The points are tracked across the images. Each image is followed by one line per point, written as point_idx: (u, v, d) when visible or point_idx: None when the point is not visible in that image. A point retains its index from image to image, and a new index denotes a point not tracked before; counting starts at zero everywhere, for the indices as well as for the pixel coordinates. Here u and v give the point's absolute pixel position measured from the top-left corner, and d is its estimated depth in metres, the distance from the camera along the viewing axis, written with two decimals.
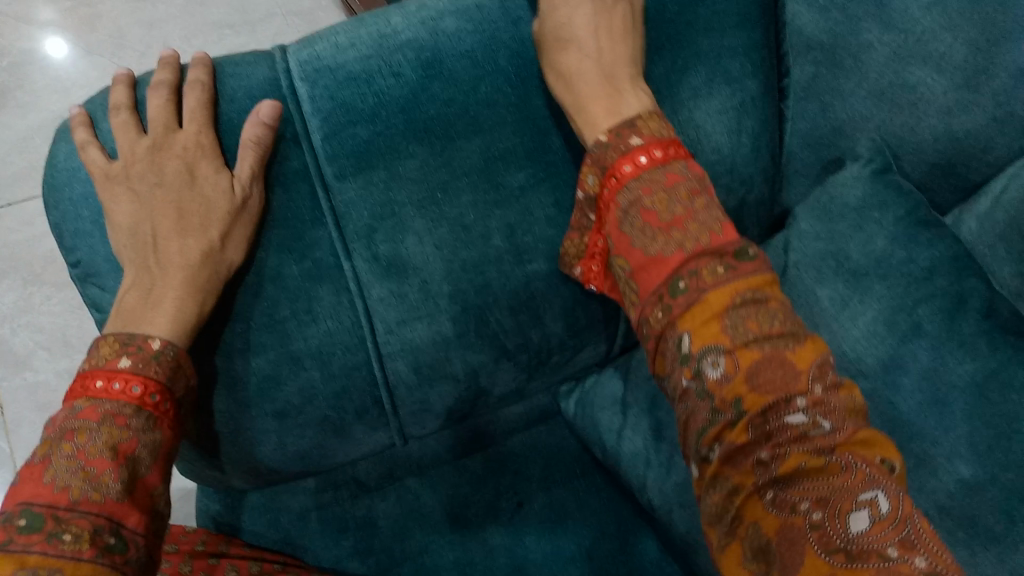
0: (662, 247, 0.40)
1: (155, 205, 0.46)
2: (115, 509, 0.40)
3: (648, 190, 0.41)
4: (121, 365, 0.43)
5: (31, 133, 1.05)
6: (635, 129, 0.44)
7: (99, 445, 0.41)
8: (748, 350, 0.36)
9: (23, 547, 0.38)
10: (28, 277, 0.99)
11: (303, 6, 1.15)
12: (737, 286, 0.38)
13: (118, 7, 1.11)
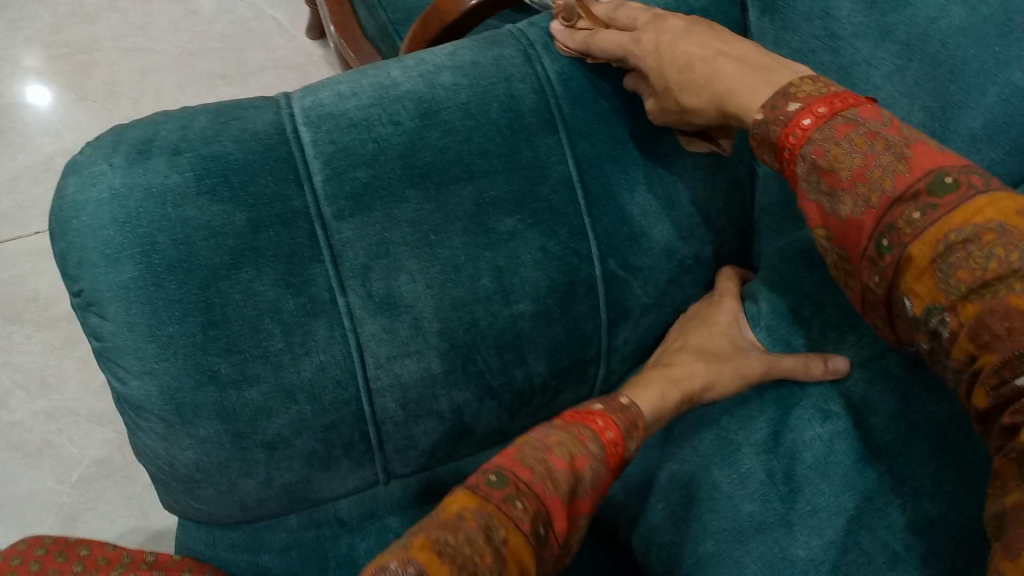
0: (852, 209, 0.41)
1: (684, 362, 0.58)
2: (555, 506, 0.43)
3: (821, 150, 0.42)
4: (601, 412, 0.50)
5: (20, 173, 1.07)
6: (789, 96, 0.45)
7: (563, 449, 0.46)
8: (968, 304, 0.36)
9: (482, 494, 0.43)
10: (10, 315, 0.99)
11: (294, 60, 1.18)
12: (940, 229, 0.37)
13: (114, 56, 1.14)
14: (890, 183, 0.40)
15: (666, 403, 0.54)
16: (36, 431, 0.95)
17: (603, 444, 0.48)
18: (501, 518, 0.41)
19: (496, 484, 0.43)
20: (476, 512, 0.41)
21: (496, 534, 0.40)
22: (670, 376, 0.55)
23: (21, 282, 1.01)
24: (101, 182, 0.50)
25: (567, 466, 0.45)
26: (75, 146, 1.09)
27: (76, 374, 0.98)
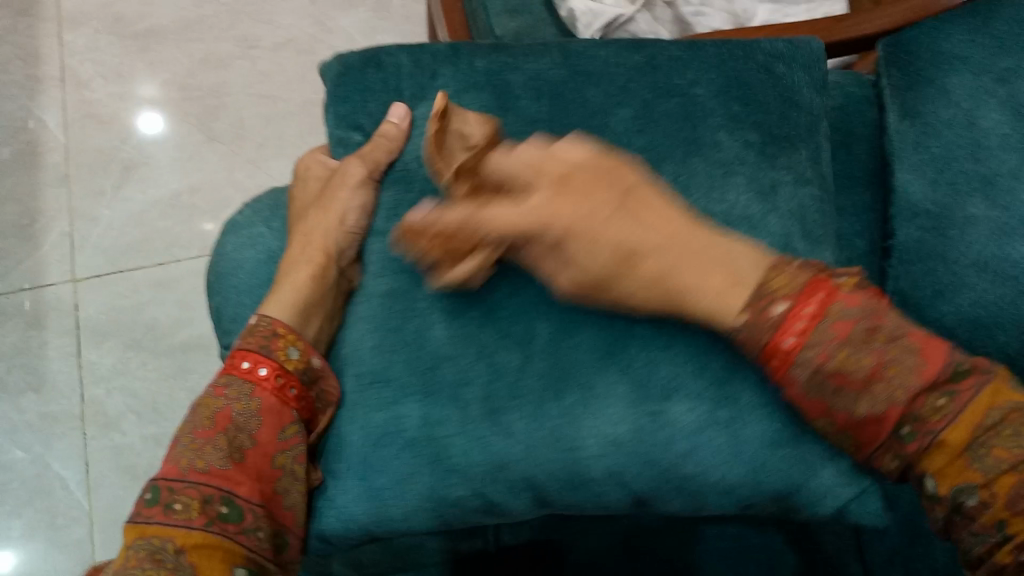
0: (870, 405, 0.48)
1: (312, 219, 0.64)
2: (223, 480, 0.51)
3: (840, 359, 0.48)
4: (249, 355, 0.56)
5: (148, 207, 1.13)
6: (771, 298, 0.50)
7: (198, 423, 0.53)
8: (1006, 477, 0.45)
9: (198, 448, 0.52)
10: (129, 341, 1.05)
11: None
12: (965, 412, 0.47)
13: (243, 101, 1.20)
14: (913, 376, 0.48)
15: (309, 297, 0.60)
16: (145, 455, 1.01)
17: (261, 373, 0.55)
18: (166, 531, 0.48)
19: (154, 499, 0.50)
20: (157, 520, 0.49)
21: (224, 510, 0.50)
22: (292, 256, 0.63)
23: (141, 311, 1.07)
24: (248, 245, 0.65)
25: (222, 419, 0.53)
26: (201, 184, 1.15)
27: (184, 405, 1.03)
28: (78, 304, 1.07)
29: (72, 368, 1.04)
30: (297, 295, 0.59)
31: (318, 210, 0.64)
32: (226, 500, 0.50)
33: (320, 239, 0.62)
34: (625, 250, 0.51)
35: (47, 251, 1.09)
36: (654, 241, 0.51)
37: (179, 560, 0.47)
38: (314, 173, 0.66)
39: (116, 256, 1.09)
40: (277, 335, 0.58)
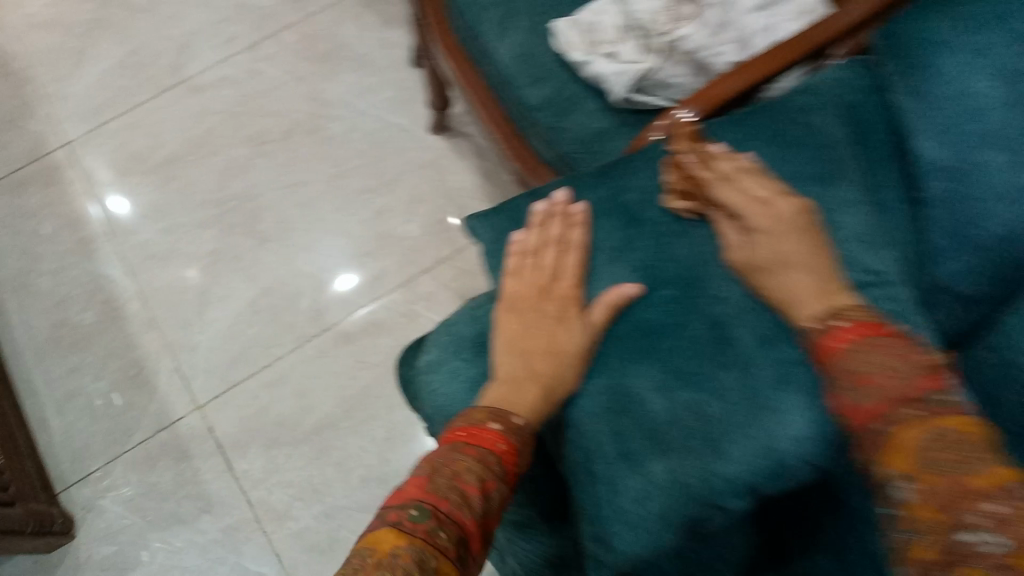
0: (856, 395, 0.51)
1: (535, 338, 0.63)
2: (473, 533, 0.54)
3: (859, 364, 0.52)
4: (493, 425, 0.58)
5: (235, 320, 1.23)
6: (840, 314, 0.55)
7: (475, 474, 0.56)
8: (961, 478, 0.45)
9: (453, 488, 0.55)
10: (268, 442, 1.17)
11: (426, 157, 1.32)
12: (934, 423, 0.48)
13: (275, 196, 1.30)
14: (912, 383, 0.50)
15: (536, 403, 0.60)
16: (322, 530, 1.11)
17: (505, 446, 0.57)
18: (426, 546, 0.50)
19: (418, 518, 0.52)
20: (421, 540, 0.50)
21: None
22: (509, 346, 0.64)
23: (268, 411, 1.18)
24: (431, 358, 0.69)
25: (480, 490, 0.55)
26: (272, 285, 1.25)
27: (336, 478, 1.14)
28: (212, 426, 1.18)
29: (231, 482, 1.15)
30: (532, 401, 0.60)
31: (546, 334, 0.63)
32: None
33: (565, 351, 0.62)
34: (778, 254, 0.60)
35: (167, 390, 1.20)
36: (819, 263, 0.59)
37: None
38: (546, 262, 0.67)
39: (227, 372, 1.20)
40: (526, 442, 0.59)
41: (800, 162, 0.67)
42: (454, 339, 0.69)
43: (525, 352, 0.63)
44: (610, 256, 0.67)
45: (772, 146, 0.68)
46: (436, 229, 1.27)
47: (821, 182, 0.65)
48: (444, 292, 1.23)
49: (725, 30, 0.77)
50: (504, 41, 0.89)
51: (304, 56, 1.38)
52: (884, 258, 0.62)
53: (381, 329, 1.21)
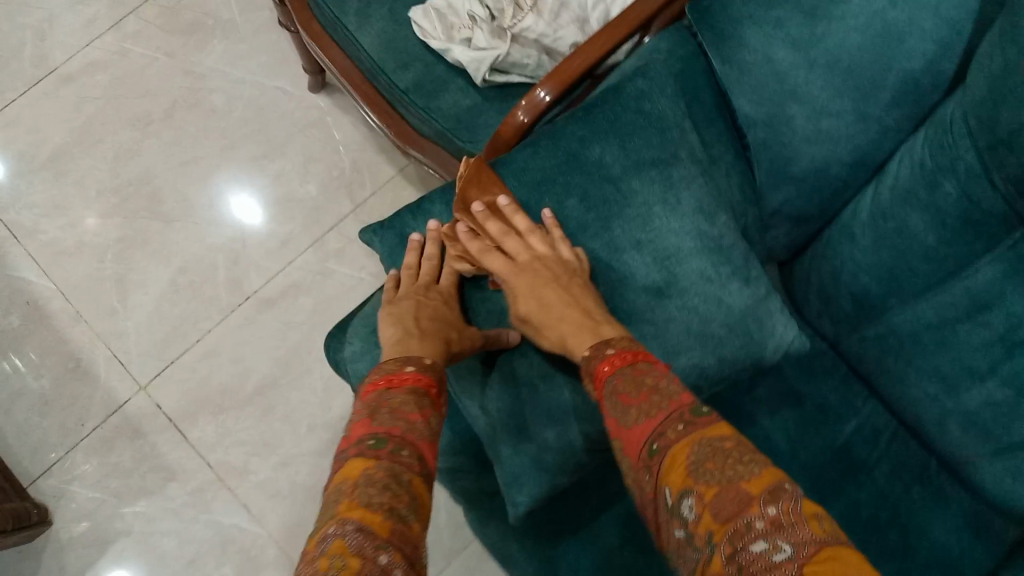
0: (633, 417, 0.61)
1: (428, 315, 0.74)
2: (425, 449, 0.64)
3: (627, 391, 0.63)
4: (410, 368, 0.68)
5: (158, 300, 1.30)
6: (606, 345, 0.67)
7: (411, 404, 0.65)
8: (709, 486, 0.53)
9: (395, 417, 0.64)
10: (216, 408, 1.26)
11: (310, 118, 1.39)
12: (694, 436, 0.57)
13: (171, 176, 1.35)
14: (669, 406, 0.60)
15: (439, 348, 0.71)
16: (282, 478, 1.24)
17: (426, 378, 0.68)
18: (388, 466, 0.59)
19: (379, 445, 0.61)
20: (388, 462, 0.60)
21: (403, 512, 0.56)
22: (402, 319, 0.74)
23: (209, 380, 1.27)
24: (355, 349, 0.80)
25: (421, 416, 0.65)
26: (187, 262, 1.31)
27: (286, 430, 1.26)
28: (159, 403, 1.26)
29: (188, 450, 1.24)
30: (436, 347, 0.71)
31: (435, 314, 0.75)
32: (410, 501, 0.58)
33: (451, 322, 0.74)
34: (541, 300, 0.71)
35: (107, 376, 1.27)
36: (581, 300, 0.71)
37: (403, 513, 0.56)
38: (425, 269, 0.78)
39: (162, 351, 1.28)
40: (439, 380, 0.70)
41: (647, 150, 0.77)
42: (371, 330, 0.80)
43: (422, 321, 0.73)
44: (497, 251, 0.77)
45: (619, 136, 0.77)
46: (334, 185, 1.36)
47: (665, 170, 0.76)
48: (353, 245, 1.33)
49: (564, 14, 0.85)
50: (367, 31, 0.95)
51: (170, 30, 1.43)
52: (717, 224, 0.77)
53: (300, 290, 1.31)
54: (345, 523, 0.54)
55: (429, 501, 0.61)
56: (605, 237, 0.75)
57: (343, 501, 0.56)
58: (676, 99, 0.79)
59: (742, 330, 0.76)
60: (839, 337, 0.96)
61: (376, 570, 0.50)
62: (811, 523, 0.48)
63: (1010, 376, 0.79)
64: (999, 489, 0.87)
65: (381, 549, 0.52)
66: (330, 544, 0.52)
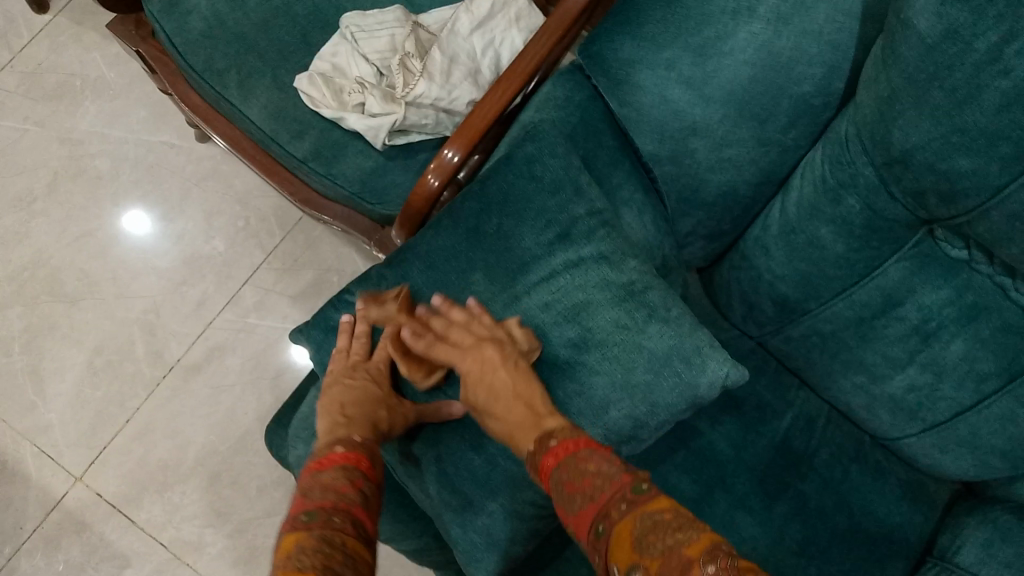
0: (575, 502, 0.59)
1: (357, 395, 0.71)
2: (361, 514, 0.60)
3: (571, 480, 0.60)
4: (338, 448, 0.65)
5: (77, 386, 1.25)
6: (551, 436, 0.64)
7: (342, 475, 0.63)
8: (651, 558, 0.50)
9: (324, 489, 0.61)
10: (159, 487, 1.22)
11: (204, 170, 1.33)
12: (637, 510, 0.54)
13: (67, 254, 1.29)
14: (611, 487, 0.58)
15: (366, 429, 0.68)
16: (240, 544, 1.21)
17: (355, 452, 0.65)
18: (315, 529, 0.56)
19: (310, 517, 0.57)
20: (320, 530, 0.56)
21: (339, 569, 0.54)
22: (330, 407, 0.71)
23: (147, 460, 1.23)
24: (298, 455, 0.78)
25: (352, 485, 0.62)
26: (101, 342, 1.26)
27: (235, 495, 1.23)
28: (99, 492, 1.22)
29: (138, 534, 1.20)
30: (364, 430, 0.68)
31: (364, 392, 0.71)
32: (346, 561, 0.55)
33: (382, 404, 0.71)
34: (491, 392, 0.68)
35: (38, 474, 1.22)
36: (530, 397, 0.68)
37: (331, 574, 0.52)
38: (354, 348, 0.75)
39: (92, 438, 1.23)
40: (368, 458, 0.66)
41: (544, 215, 0.76)
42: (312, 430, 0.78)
43: (350, 406, 0.70)
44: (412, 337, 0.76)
45: (516, 202, 0.77)
46: (241, 236, 1.31)
47: (564, 234, 0.76)
48: (271, 296, 1.29)
49: (455, 70, 0.82)
50: (252, 103, 0.91)
51: (39, 99, 1.35)
52: (627, 271, 0.76)
53: (225, 350, 1.27)
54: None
55: (369, 563, 0.58)
56: (517, 306, 0.75)
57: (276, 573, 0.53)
58: (568, 155, 0.78)
59: (665, 376, 0.73)
60: (765, 337, 0.99)
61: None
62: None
63: (928, 362, 0.85)
64: (934, 458, 0.93)
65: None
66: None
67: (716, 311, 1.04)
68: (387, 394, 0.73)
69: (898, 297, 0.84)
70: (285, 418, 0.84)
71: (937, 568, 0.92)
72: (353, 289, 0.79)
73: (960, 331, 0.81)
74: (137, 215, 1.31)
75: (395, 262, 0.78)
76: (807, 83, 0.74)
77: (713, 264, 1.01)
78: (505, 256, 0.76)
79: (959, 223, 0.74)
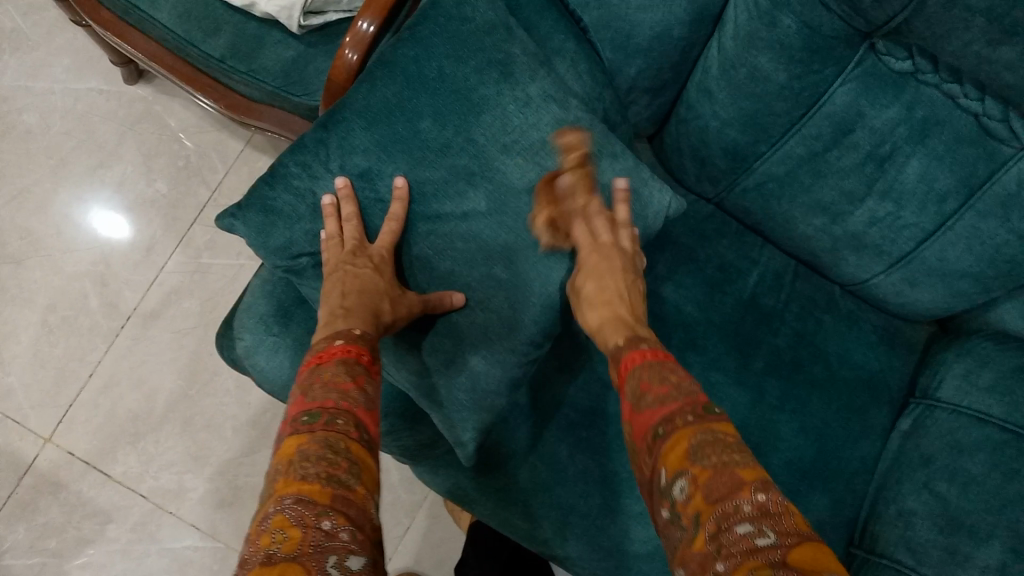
0: (646, 401, 0.58)
1: (360, 282, 0.66)
2: (365, 415, 0.57)
3: (648, 383, 0.60)
4: (337, 342, 0.62)
5: (34, 347, 1.21)
6: (649, 343, 0.65)
7: (343, 373, 0.59)
8: (704, 471, 0.50)
9: (326, 391, 0.58)
10: (133, 438, 1.19)
11: (135, 113, 1.30)
12: (703, 425, 0.54)
13: (6, 215, 1.25)
14: (683, 399, 0.57)
15: (365, 321, 0.64)
16: (222, 486, 1.18)
17: (352, 345, 0.62)
18: (318, 434, 0.53)
19: (312, 419, 0.55)
20: (323, 433, 0.54)
21: (345, 479, 0.51)
22: (331, 299, 0.66)
23: (117, 413, 1.19)
24: (249, 344, 0.75)
25: (355, 383, 0.59)
26: (54, 298, 1.22)
27: (211, 437, 1.20)
28: (71, 450, 1.18)
29: (116, 487, 1.17)
30: (363, 323, 0.64)
31: (366, 279, 0.66)
32: (350, 467, 0.52)
33: (384, 293, 0.67)
34: (615, 296, 0.69)
35: (5, 439, 1.18)
36: (634, 307, 0.69)
37: (339, 483, 0.50)
38: (350, 239, 0.69)
39: (56, 397, 1.20)
40: (363, 354, 0.62)
41: (483, 54, 0.72)
42: (259, 318, 0.75)
43: (348, 292, 0.65)
44: (373, 201, 0.71)
45: (451, 49, 0.72)
46: (183, 176, 1.27)
47: (506, 72, 0.72)
48: (222, 234, 1.25)
49: None
50: (156, 4, 0.87)
51: None
52: (571, 109, 0.73)
53: (182, 294, 1.23)
54: (282, 500, 0.49)
55: (375, 471, 0.55)
56: (471, 150, 0.71)
57: (278, 481, 0.51)
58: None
59: (621, 205, 0.74)
60: (722, 195, 0.97)
61: (321, 535, 0.46)
62: (795, 516, 0.46)
63: (887, 189, 0.83)
64: (904, 294, 0.92)
65: (322, 514, 0.48)
66: (269, 521, 0.48)
67: (668, 177, 1.02)
68: (386, 281, 0.68)
69: (849, 124, 0.80)
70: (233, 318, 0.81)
71: (921, 407, 0.92)
72: (289, 164, 0.71)
73: (915, 151, 0.78)
74: (75, 172, 1.27)
75: (332, 126, 0.72)
76: None
77: (661, 126, 0.99)
78: (453, 98, 0.71)
79: (897, 25, 0.72)
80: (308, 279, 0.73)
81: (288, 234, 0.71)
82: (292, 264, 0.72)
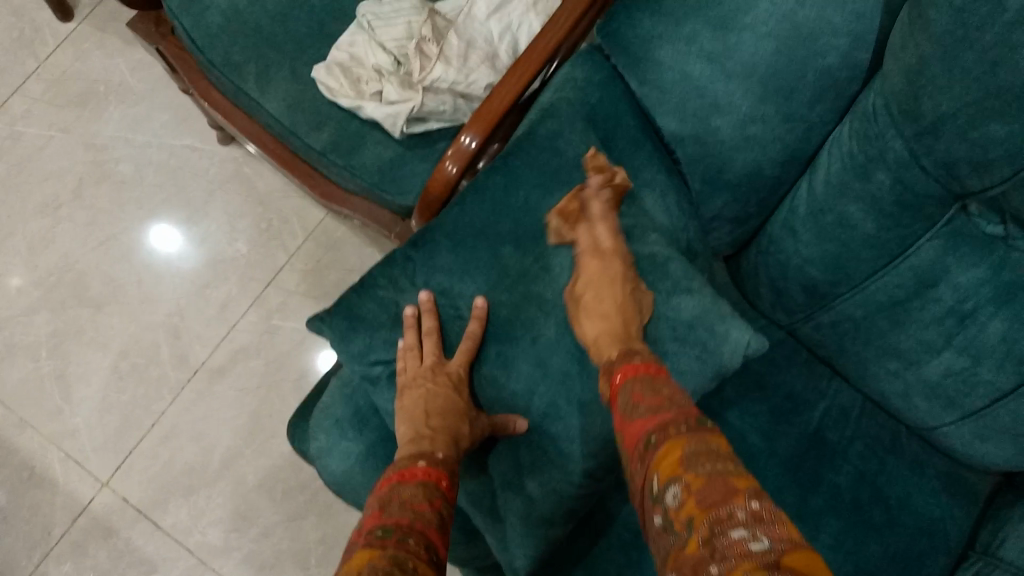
0: (637, 412, 0.58)
1: (441, 402, 0.68)
2: (437, 539, 0.56)
3: (642, 394, 0.59)
4: (419, 462, 0.63)
5: (104, 390, 1.25)
6: (634, 355, 0.64)
7: (421, 494, 0.59)
8: (697, 477, 0.50)
9: (401, 509, 0.57)
10: (185, 490, 1.21)
11: (225, 173, 1.35)
12: (696, 436, 0.54)
13: (92, 259, 1.30)
14: (678, 410, 0.57)
15: (445, 441, 0.66)
16: (265, 548, 1.18)
17: (433, 467, 0.62)
18: (388, 548, 0.52)
19: (386, 533, 0.54)
20: (394, 548, 0.52)
21: None
22: (410, 416, 0.68)
23: (173, 464, 1.22)
24: (322, 445, 0.78)
25: (431, 505, 0.59)
26: (127, 345, 1.27)
27: (260, 499, 1.21)
28: (125, 495, 1.20)
29: (164, 537, 1.18)
30: (444, 442, 0.65)
31: (446, 398, 0.68)
32: None
33: (462, 414, 0.68)
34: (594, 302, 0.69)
35: (65, 479, 1.21)
36: (626, 318, 0.68)
37: None
38: (428, 356, 0.71)
39: (117, 442, 1.23)
40: (443, 478, 0.62)
41: (571, 187, 0.76)
42: (335, 420, 0.78)
43: (429, 412, 0.67)
44: (453, 319, 0.74)
45: (543, 182, 0.76)
46: (263, 238, 1.31)
47: (593, 204, 0.75)
48: (294, 297, 1.28)
49: (472, 55, 0.82)
50: (269, 95, 0.92)
51: (61, 105, 1.40)
52: (651, 246, 0.75)
53: (249, 353, 1.26)
54: None
55: None
56: (548, 278, 0.73)
57: None
58: (587, 131, 0.79)
59: (689, 347, 0.71)
60: (795, 325, 0.98)
61: None
62: (789, 523, 0.46)
63: (965, 345, 0.81)
64: (973, 448, 0.90)
65: None
66: None
67: (741, 300, 1.03)
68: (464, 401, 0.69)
69: (934, 277, 0.80)
70: (309, 410, 0.84)
71: (980, 564, 0.89)
72: (379, 277, 0.76)
73: (997, 312, 0.77)
74: (163, 228, 1.32)
75: (423, 243, 0.76)
76: (829, 56, 0.72)
77: (740, 250, 1.01)
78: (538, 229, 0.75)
79: (993, 195, 0.71)
80: (380, 389, 0.74)
81: (366, 341, 0.74)
82: (368, 371, 0.74)
